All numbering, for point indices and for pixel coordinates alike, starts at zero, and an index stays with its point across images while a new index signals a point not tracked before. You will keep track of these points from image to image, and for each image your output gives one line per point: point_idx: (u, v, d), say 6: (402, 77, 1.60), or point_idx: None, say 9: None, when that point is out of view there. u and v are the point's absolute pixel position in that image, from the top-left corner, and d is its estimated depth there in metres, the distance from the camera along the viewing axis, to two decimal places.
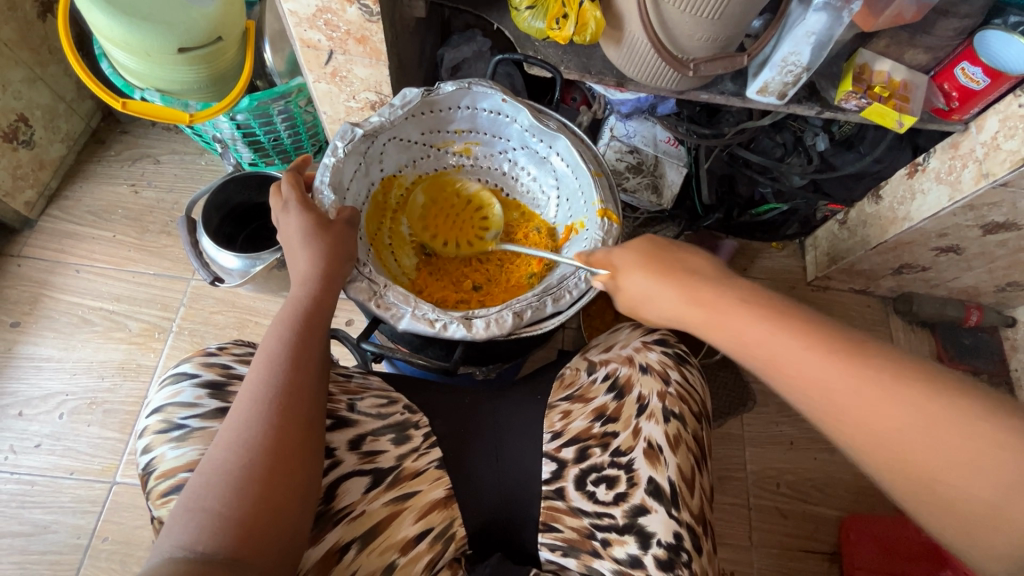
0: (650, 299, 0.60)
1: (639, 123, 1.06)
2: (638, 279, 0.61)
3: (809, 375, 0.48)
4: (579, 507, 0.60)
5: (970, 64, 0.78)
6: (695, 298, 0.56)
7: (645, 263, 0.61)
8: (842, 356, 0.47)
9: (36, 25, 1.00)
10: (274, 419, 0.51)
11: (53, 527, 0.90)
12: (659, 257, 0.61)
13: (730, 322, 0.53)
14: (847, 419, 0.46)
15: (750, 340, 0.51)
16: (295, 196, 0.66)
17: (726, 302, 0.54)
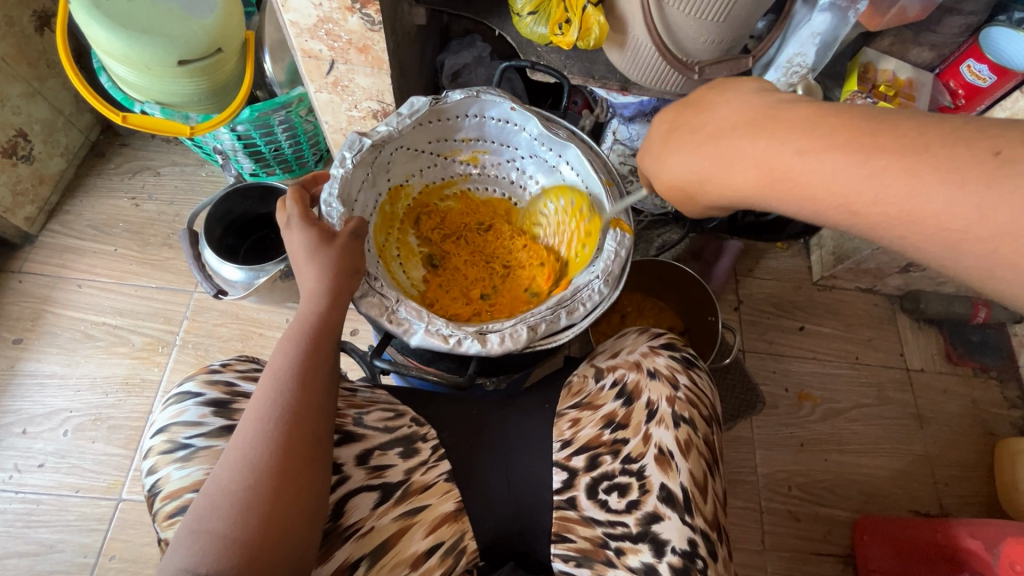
0: (694, 181, 0.47)
1: (642, 125, 1.02)
2: (676, 165, 0.49)
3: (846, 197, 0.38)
4: (592, 517, 0.59)
5: (975, 61, 0.77)
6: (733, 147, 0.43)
7: (684, 137, 0.48)
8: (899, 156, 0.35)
9: (34, 39, 0.99)
10: (281, 438, 0.50)
11: (59, 546, 0.89)
12: (687, 126, 0.49)
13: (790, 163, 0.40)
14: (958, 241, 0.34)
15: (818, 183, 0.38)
16: (296, 211, 0.65)
17: (771, 148, 0.41)
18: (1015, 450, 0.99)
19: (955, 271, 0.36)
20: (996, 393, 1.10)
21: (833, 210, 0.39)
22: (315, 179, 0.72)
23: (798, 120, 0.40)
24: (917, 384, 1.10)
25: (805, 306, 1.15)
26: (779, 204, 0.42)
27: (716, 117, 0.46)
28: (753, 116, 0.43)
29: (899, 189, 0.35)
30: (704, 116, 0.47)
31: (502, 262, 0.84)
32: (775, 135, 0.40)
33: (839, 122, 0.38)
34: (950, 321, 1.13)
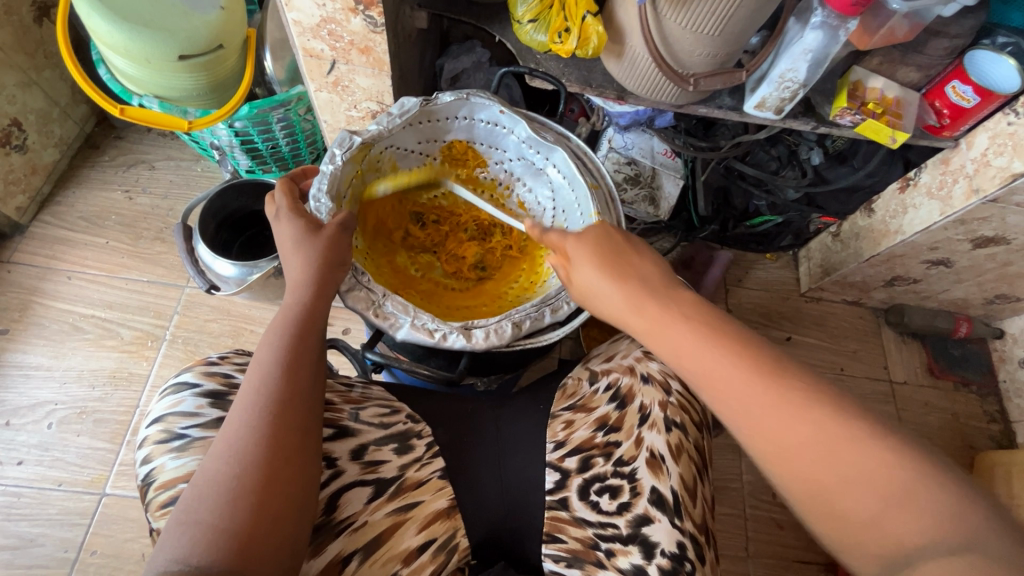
0: (597, 292, 0.60)
1: (636, 135, 1.07)
2: (588, 274, 0.61)
3: (721, 378, 0.51)
4: (583, 518, 0.60)
5: (960, 82, 0.80)
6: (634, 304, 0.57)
7: (597, 258, 0.61)
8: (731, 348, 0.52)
9: (32, 29, 0.99)
10: (269, 428, 0.51)
11: (40, 540, 0.88)
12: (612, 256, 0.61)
13: (670, 338, 0.55)
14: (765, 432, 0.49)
15: (683, 351, 0.54)
16: (285, 203, 0.66)
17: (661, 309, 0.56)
18: (994, 463, 1.01)
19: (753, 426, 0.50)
20: (975, 406, 1.13)
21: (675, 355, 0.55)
22: (302, 175, 0.74)
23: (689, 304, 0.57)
24: (900, 397, 1.12)
25: (791, 316, 1.17)
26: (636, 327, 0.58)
27: (648, 280, 0.59)
28: (655, 288, 0.58)
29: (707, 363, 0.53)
30: (628, 261, 0.61)
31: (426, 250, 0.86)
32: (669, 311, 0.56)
33: (716, 318, 0.55)
34: (932, 335, 1.16)
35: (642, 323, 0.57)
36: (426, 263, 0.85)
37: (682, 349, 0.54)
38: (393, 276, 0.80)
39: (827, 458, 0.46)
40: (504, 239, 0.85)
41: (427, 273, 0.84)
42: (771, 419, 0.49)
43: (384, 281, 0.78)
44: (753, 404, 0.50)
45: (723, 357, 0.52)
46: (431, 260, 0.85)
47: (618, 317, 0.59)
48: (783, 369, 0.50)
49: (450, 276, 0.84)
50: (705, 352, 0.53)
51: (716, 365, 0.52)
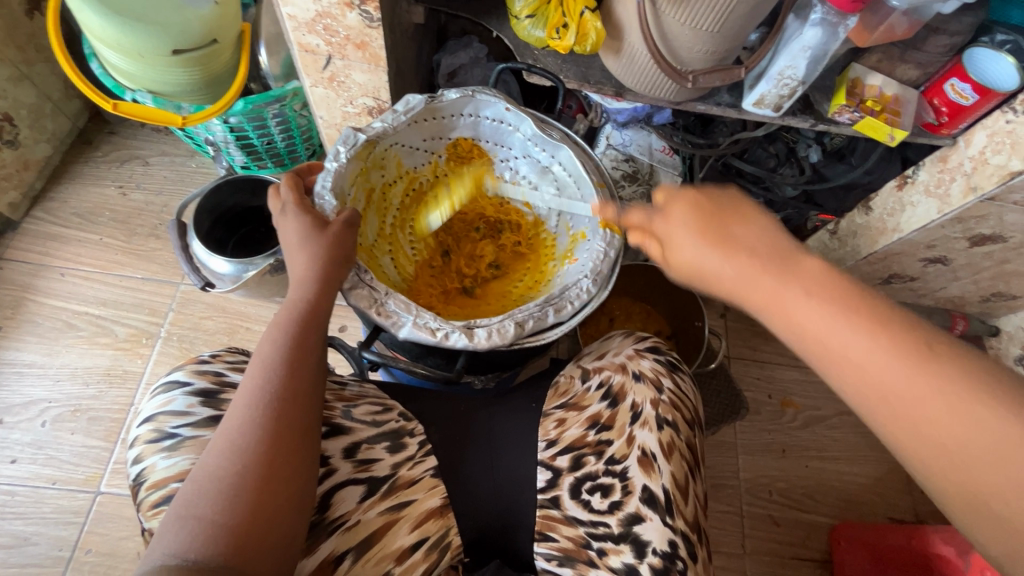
0: (701, 265, 0.52)
1: (634, 132, 1.06)
2: (689, 246, 0.53)
3: (860, 363, 0.44)
4: (574, 517, 0.60)
5: (958, 80, 0.80)
6: (751, 277, 0.49)
7: (698, 225, 0.53)
8: (873, 326, 0.44)
9: (23, 23, 0.97)
10: (270, 424, 0.50)
11: (33, 539, 0.88)
12: (715, 222, 0.53)
13: (795, 316, 0.47)
14: (908, 425, 0.42)
15: (809, 330, 0.46)
16: (291, 198, 0.65)
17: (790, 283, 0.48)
18: None
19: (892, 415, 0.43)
20: None
21: (799, 333, 0.47)
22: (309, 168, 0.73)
23: (816, 270, 0.48)
24: None
25: None
26: (750, 300, 0.49)
27: (767, 248, 0.50)
28: (772, 256, 0.50)
29: (841, 344, 0.45)
30: (734, 225, 0.52)
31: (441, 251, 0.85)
32: (791, 282, 0.48)
33: (853, 290, 0.46)
34: None
35: (760, 298, 0.49)
36: (441, 264, 0.84)
37: (809, 327, 0.46)
38: (412, 281, 0.80)
39: (991, 463, 0.40)
40: (513, 235, 0.85)
41: (444, 274, 0.84)
42: (932, 416, 0.42)
43: (388, 281, 0.77)
44: (903, 396, 0.42)
45: (862, 340, 0.44)
46: (447, 261, 0.85)
47: (728, 292, 0.51)
48: (936, 353, 0.43)
49: (465, 276, 0.84)
50: (853, 338, 0.44)
51: (866, 351, 0.44)
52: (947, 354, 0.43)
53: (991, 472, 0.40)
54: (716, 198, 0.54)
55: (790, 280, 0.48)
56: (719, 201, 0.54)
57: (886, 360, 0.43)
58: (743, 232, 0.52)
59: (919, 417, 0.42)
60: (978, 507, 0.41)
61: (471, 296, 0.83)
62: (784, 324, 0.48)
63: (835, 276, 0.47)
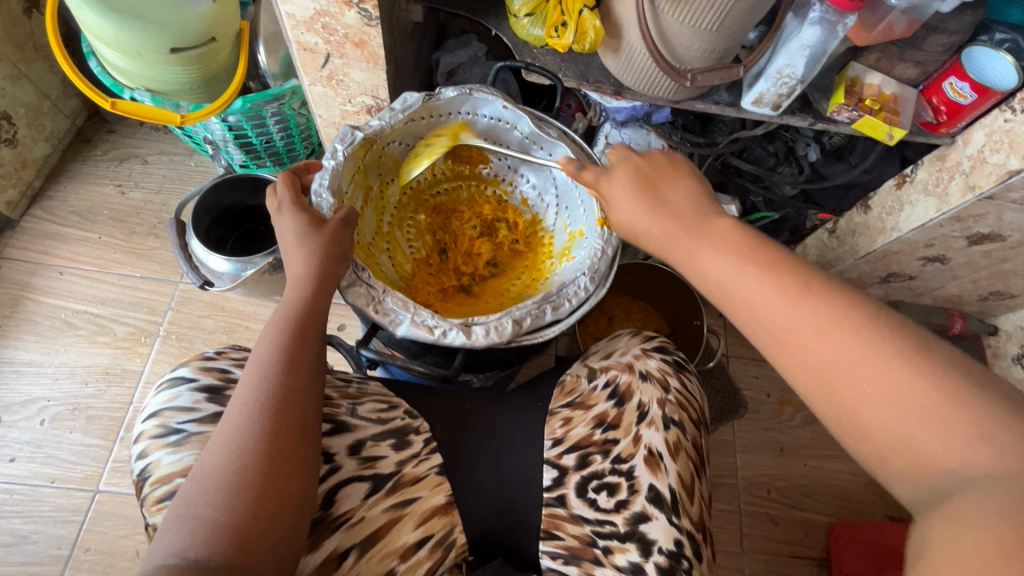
0: (633, 222, 0.60)
1: (633, 130, 1.04)
2: (624, 204, 0.61)
3: (748, 297, 0.50)
4: (580, 515, 0.60)
5: (957, 79, 0.80)
6: (671, 228, 0.57)
7: (633, 185, 0.61)
8: (761, 268, 0.51)
9: (22, 21, 0.97)
10: (269, 423, 0.50)
11: (33, 537, 0.88)
12: (648, 184, 0.61)
13: (700, 260, 0.54)
14: (788, 350, 0.48)
15: (711, 272, 0.53)
16: (289, 197, 0.65)
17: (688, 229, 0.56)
18: None
19: (776, 340, 0.49)
20: None
21: (704, 278, 0.54)
22: (308, 168, 0.73)
23: (727, 224, 0.55)
24: None
25: None
26: (670, 251, 0.57)
27: (687, 207, 0.58)
28: (692, 213, 0.57)
29: (735, 282, 0.51)
30: (664, 187, 0.60)
31: (437, 249, 0.85)
32: (701, 235, 0.55)
33: (756, 242, 0.53)
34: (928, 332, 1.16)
35: (677, 250, 0.56)
36: (438, 263, 0.84)
37: (711, 271, 0.53)
38: (408, 279, 0.80)
39: (853, 378, 0.44)
40: (511, 233, 0.85)
41: (441, 273, 0.83)
42: (802, 340, 0.47)
43: (385, 279, 0.77)
44: (785, 324, 0.48)
45: (753, 278, 0.50)
46: (444, 259, 0.85)
47: (655, 246, 0.59)
48: (816, 287, 0.48)
49: (463, 275, 0.83)
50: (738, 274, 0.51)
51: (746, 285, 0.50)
52: (827, 287, 0.48)
53: (851, 386, 0.44)
54: (651, 166, 0.62)
55: (700, 231, 0.55)
56: (653, 167, 0.62)
57: (771, 294, 0.49)
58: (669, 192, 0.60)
59: (799, 342, 0.47)
60: (849, 421, 0.45)
61: (470, 294, 0.82)
62: (691, 269, 0.55)
63: (742, 229, 0.54)
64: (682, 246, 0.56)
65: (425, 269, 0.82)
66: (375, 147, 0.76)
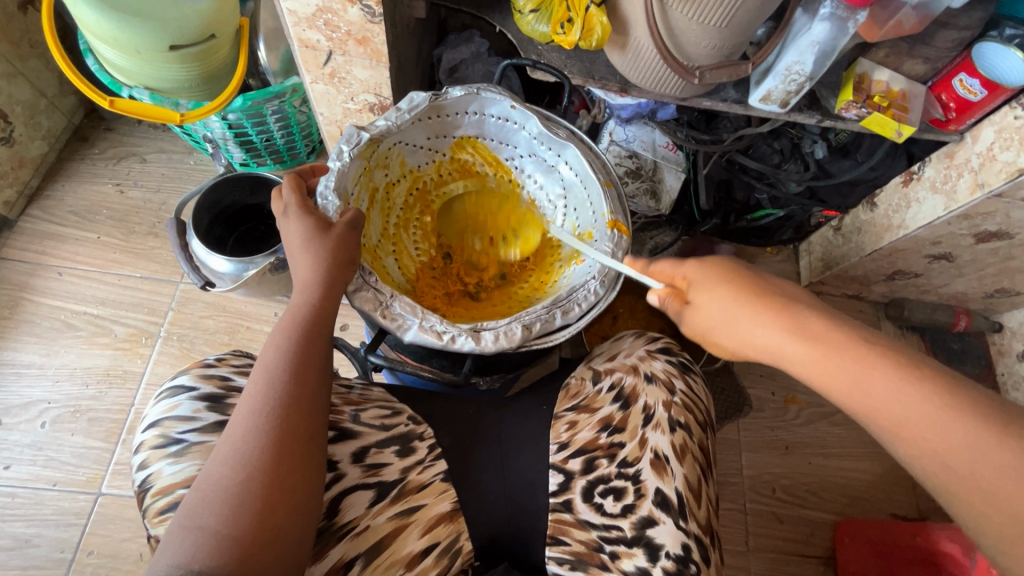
0: (735, 322, 0.54)
1: (637, 128, 1.05)
2: (723, 303, 0.55)
3: (903, 413, 0.47)
4: (587, 520, 0.59)
5: (967, 75, 0.79)
6: (796, 335, 0.52)
7: (730, 283, 0.56)
8: (915, 380, 0.48)
9: (17, 18, 0.96)
10: (275, 431, 0.50)
11: (35, 541, 0.87)
12: (745, 281, 0.56)
13: (838, 372, 0.50)
14: (963, 472, 0.45)
15: (861, 390, 0.49)
16: (295, 200, 0.64)
17: (838, 339, 0.50)
18: None
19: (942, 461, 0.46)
20: None
21: (842, 393, 0.50)
22: (313, 171, 0.72)
23: (843, 325, 0.52)
24: None
25: None
26: (793, 363, 0.52)
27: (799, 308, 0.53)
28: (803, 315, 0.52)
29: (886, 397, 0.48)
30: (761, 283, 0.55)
31: (445, 253, 0.84)
32: (825, 344, 0.50)
33: (884, 344, 0.50)
34: (932, 329, 1.15)
35: (799, 361, 0.51)
36: (446, 267, 0.84)
37: (855, 386, 0.49)
38: (418, 286, 0.79)
39: None
40: (518, 237, 0.85)
41: (450, 278, 0.83)
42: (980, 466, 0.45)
43: (392, 283, 0.76)
44: (956, 445, 0.46)
45: (909, 392, 0.47)
46: (452, 263, 0.84)
47: (766, 353, 0.53)
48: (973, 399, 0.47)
49: (470, 280, 0.83)
50: (908, 397, 0.47)
51: (930, 417, 0.46)
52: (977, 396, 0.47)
53: None
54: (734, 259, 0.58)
55: (824, 334, 0.51)
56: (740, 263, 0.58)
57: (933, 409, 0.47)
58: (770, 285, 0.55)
59: (982, 467, 0.45)
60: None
61: (475, 301, 0.82)
62: (824, 384, 0.50)
63: (866, 334, 0.51)
64: (806, 358, 0.51)
65: (434, 274, 0.82)
66: (383, 150, 0.76)
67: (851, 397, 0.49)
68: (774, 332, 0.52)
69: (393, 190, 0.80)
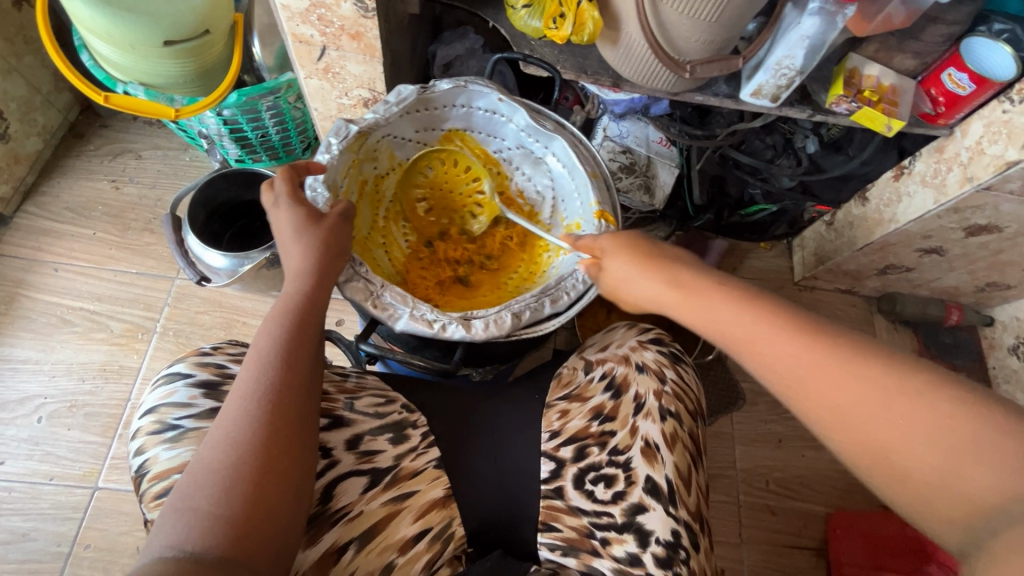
0: (628, 282, 0.61)
1: (631, 124, 1.06)
2: (619, 265, 0.62)
3: (751, 337, 0.51)
4: (578, 507, 0.60)
5: (956, 69, 0.80)
6: (671, 285, 0.57)
7: (626, 249, 0.62)
8: (765, 313, 0.51)
9: (12, 14, 0.96)
10: (266, 417, 0.50)
11: (32, 534, 0.87)
12: (637, 246, 0.62)
13: (703, 312, 0.54)
14: (806, 391, 0.48)
15: (720, 325, 0.53)
16: (284, 190, 0.64)
17: (702, 286, 0.55)
18: None
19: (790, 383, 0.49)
20: None
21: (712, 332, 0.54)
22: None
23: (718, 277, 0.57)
24: None
25: None
26: (671, 312, 0.57)
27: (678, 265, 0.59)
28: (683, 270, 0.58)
29: (739, 329, 0.52)
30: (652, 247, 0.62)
31: (440, 242, 0.83)
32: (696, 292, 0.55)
33: (753, 289, 0.54)
34: (925, 323, 1.16)
35: (676, 308, 0.56)
36: (440, 254, 0.83)
37: (716, 322, 0.53)
38: (409, 275, 0.80)
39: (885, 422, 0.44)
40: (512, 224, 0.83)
41: (444, 266, 0.82)
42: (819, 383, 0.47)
43: (382, 273, 0.77)
44: (797, 364, 0.49)
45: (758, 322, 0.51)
46: (446, 252, 0.83)
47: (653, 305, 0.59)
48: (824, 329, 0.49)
49: (464, 267, 0.82)
50: (761, 326, 0.51)
51: (775, 338, 0.50)
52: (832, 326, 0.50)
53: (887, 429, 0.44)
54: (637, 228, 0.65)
55: (699, 283, 0.56)
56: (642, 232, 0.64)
57: (783, 335, 0.50)
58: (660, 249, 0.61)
59: (826, 387, 0.47)
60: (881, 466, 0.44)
61: (468, 288, 0.81)
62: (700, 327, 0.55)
63: (741, 284, 0.55)
64: (679, 305, 0.56)
65: (426, 264, 0.82)
66: (371, 142, 0.76)
67: (714, 333, 0.54)
68: (653, 284, 0.58)
69: (384, 182, 0.81)
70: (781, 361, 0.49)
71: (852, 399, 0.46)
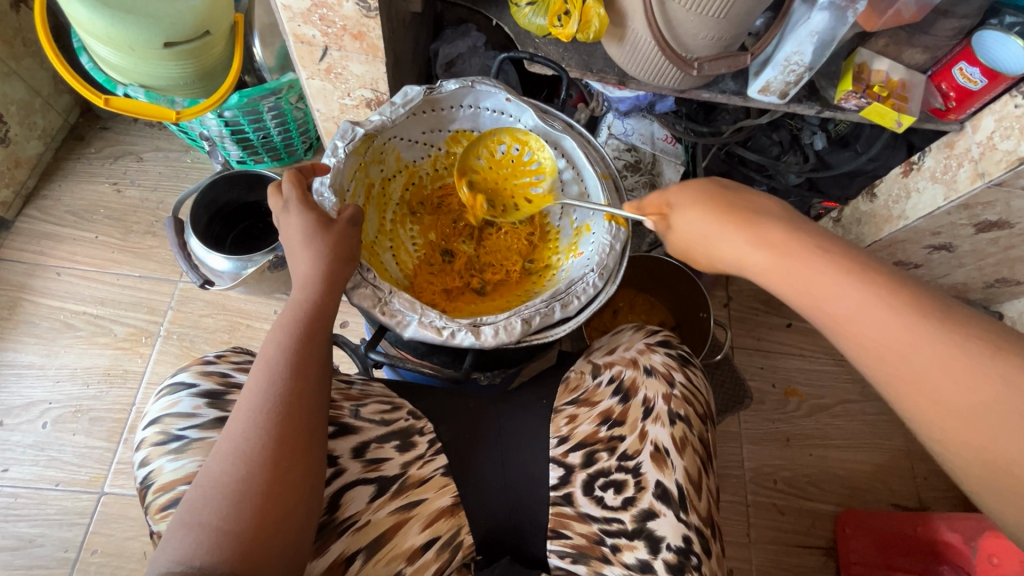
0: (713, 237, 0.54)
1: (636, 121, 1.04)
2: (701, 222, 0.55)
3: (862, 323, 0.44)
4: (587, 513, 0.60)
5: (967, 64, 0.78)
6: (764, 242, 0.50)
7: (708, 203, 0.55)
8: (881, 289, 0.44)
9: (10, 16, 0.95)
10: (275, 428, 0.49)
11: (39, 540, 0.87)
12: (724, 199, 0.55)
13: (805, 279, 0.47)
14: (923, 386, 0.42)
15: (825, 297, 0.46)
16: (295, 194, 0.63)
17: (804, 254, 0.48)
18: None
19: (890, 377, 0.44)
20: None
21: (809, 302, 0.47)
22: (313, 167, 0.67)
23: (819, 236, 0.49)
24: None
25: None
26: (762, 278, 0.51)
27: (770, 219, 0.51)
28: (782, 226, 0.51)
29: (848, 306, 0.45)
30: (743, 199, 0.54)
31: (450, 248, 0.84)
32: (800, 257, 0.48)
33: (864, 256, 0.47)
34: None
35: (768, 274, 0.50)
36: (451, 261, 0.83)
37: (819, 294, 0.46)
38: (421, 281, 0.79)
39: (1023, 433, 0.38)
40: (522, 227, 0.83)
41: (456, 272, 0.82)
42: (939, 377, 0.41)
43: (390, 278, 0.76)
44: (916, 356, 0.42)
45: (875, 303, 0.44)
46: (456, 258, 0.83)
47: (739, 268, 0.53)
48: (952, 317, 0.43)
49: (476, 274, 0.82)
50: (875, 307, 0.44)
51: (889, 326, 0.43)
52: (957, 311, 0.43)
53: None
54: (722, 179, 0.57)
55: (798, 241, 0.49)
56: (729, 184, 0.56)
57: (899, 320, 0.43)
58: (754, 200, 0.54)
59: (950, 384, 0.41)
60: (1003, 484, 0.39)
61: (481, 295, 0.81)
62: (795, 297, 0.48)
63: (847, 245, 0.48)
64: (773, 270, 0.49)
65: (437, 270, 0.82)
66: (377, 146, 0.76)
67: (810, 307, 0.47)
68: (741, 245, 0.51)
69: (389, 186, 0.80)
70: (885, 349, 0.43)
71: (981, 402, 0.40)
